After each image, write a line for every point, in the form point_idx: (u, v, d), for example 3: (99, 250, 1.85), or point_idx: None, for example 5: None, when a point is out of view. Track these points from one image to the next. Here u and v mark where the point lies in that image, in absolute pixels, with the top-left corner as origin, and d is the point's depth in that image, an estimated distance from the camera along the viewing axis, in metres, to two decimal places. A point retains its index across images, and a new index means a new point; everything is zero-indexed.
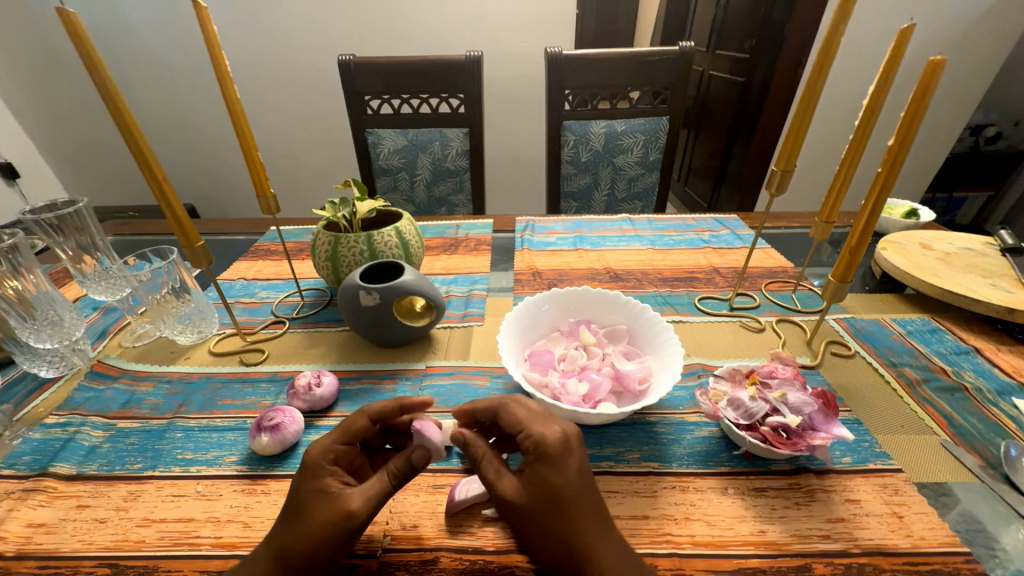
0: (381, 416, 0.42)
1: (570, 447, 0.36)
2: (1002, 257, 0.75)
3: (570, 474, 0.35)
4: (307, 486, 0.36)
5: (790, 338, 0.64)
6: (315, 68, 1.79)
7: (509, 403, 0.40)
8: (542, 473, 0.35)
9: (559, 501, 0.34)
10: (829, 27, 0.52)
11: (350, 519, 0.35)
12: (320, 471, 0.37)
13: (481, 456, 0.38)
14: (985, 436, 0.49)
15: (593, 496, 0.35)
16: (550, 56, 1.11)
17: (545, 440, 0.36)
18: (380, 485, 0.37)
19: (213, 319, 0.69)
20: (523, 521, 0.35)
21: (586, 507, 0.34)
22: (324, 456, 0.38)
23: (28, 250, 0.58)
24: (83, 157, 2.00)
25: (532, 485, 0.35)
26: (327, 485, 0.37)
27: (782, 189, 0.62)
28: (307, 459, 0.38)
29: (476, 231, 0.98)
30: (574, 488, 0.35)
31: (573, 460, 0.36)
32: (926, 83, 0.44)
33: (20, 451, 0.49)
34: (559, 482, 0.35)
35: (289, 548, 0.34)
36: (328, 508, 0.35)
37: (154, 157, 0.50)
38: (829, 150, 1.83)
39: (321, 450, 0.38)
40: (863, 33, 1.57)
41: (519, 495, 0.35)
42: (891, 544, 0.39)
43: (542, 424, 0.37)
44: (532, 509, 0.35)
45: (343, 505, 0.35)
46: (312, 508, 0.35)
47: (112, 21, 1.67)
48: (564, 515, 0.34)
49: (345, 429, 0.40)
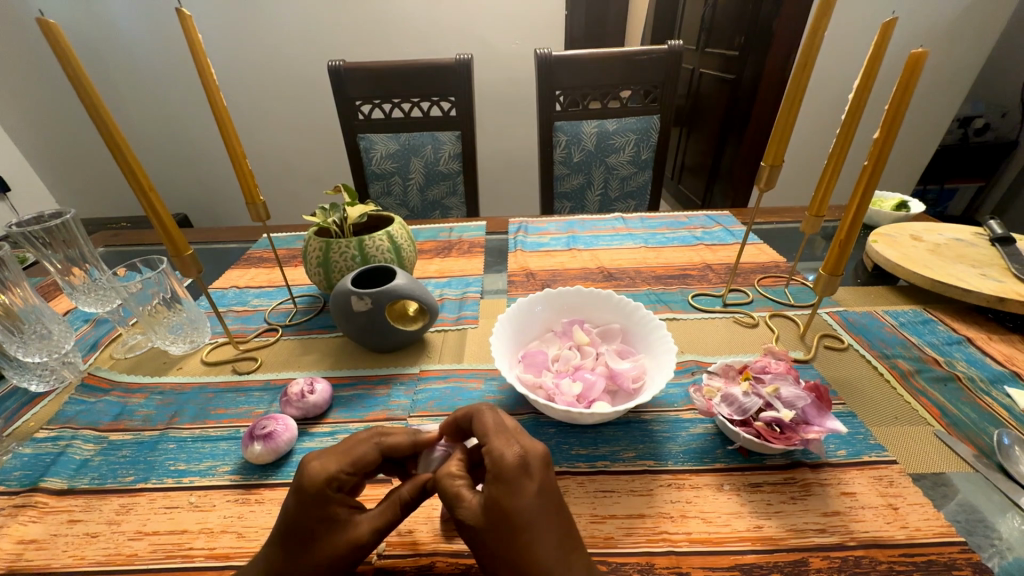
0: (391, 448, 0.40)
1: (530, 466, 0.34)
2: (992, 247, 0.75)
3: (527, 494, 0.33)
4: (311, 516, 0.35)
5: (783, 332, 0.65)
6: (305, 74, 1.79)
7: (481, 411, 0.39)
8: (497, 495, 0.33)
9: (515, 524, 0.32)
10: (812, 22, 0.52)
11: (359, 548, 0.35)
12: (325, 500, 0.35)
13: (446, 474, 0.36)
14: (979, 425, 0.49)
15: (554, 519, 0.33)
16: (540, 57, 1.11)
17: (503, 459, 0.34)
18: (388, 515, 0.37)
19: (205, 328, 0.68)
20: (480, 546, 0.33)
21: (547, 531, 0.32)
22: (329, 485, 0.35)
23: (15, 263, 0.58)
24: (73, 167, 1.99)
25: (489, 506, 0.33)
26: (333, 513, 0.35)
27: (771, 184, 0.62)
28: (310, 488, 0.35)
29: (470, 233, 0.98)
30: (532, 512, 0.32)
31: (532, 479, 0.33)
32: (909, 76, 0.44)
33: (10, 467, 0.48)
34: (516, 504, 0.32)
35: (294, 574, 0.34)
36: (335, 537, 0.35)
37: (141, 168, 0.50)
38: (820, 145, 1.85)
39: (325, 479, 0.35)
40: (850, 28, 1.58)
41: (477, 517, 0.33)
42: (888, 536, 0.39)
43: (502, 438, 0.36)
44: (489, 533, 0.32)
45: (352, 535, 0.35)
46: (320, 537, 0.35)
47: (101, 32, 1.67)
48: (521, 538, 0.32)
49: (354, 458, 0.38)
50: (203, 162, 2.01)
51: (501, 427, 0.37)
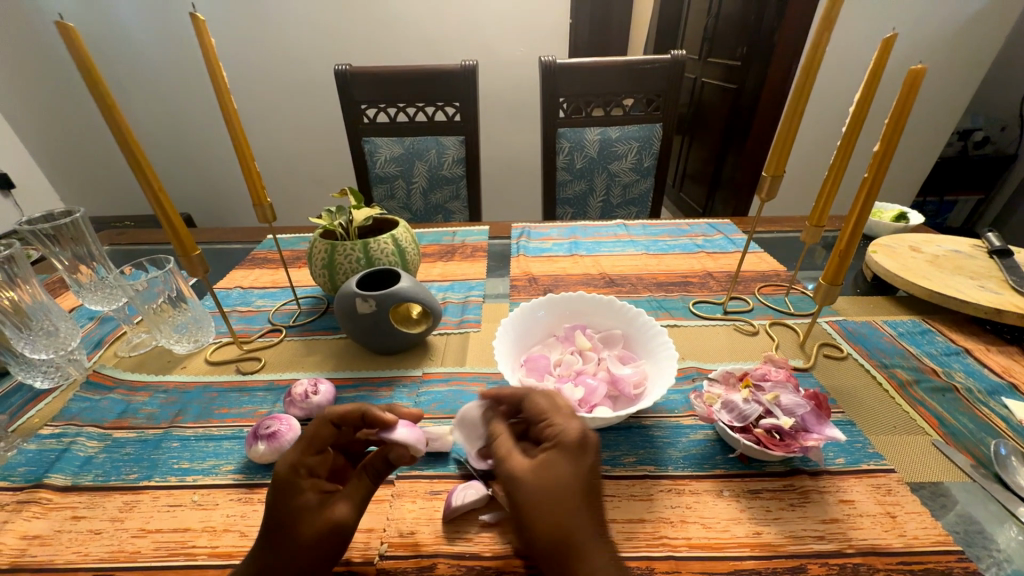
0: (342, 419, 0.40)
1: (588, 446, 0.36)
2: (990, 259, 0.76)
3: (581, 469, 0.35)
4: (286, 505, 0.36)
5: (784, 341, 0.65)
6: (311, 78, 1.80)
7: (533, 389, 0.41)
8: (551, 460, 0.35)
9: (562, 490, 0.34)
10: (813, 37, 0.53)
11: (342, 526, 0.36)
12: (296, 488, 0.36)
13: (501, 436, 0.39)
14: (976, 436, 0.49)
15: (592, 500, 0.34)
16: (544, 65, 1.12)
17: (565, 431, 0.36)
18: (362, 490, 0.39)
19: (209, 327, 0.69)
20: (521, 506, 0.34)
21: (587, 506, 0.34)
22: (297, 472, 0.37)
23: (25, 260, 0.58)
24: (78, 166, 2.00)
25: (543, 470, 0.35)
26: (306, 500, 0.36)
27: (772, 194, 0.62)
28: (279, 477, 0.37)
29: (472, 238, 0.98)
30: (580, 484, 0.34)
31: (589, 458, 0.35)
32: (909, 90, 0.45)
33: (14, 463, 0.49)
34: (571, 474, 0.34)
35: (278, 568, 0.34)
36: (314, 521, 0.36)
37: (152, 170, 0.50)
38: (822, 155, 1.86)
39: (292, 466, 0.37)
40: (850, 42, 1.60)
41: (525, 474, 0.35)
42: (885, 544, 0.39)
43: (563, 415, 0.38)
44: (535, 494, 0.34)
45: (331, 514, 0.36)
46: (297, 525, 0.35)
47: (111, 34, 1.69)
48: (563, 507, 0.33)
49: (311, 440, 0.38)
50: (208, 163, 2.02)
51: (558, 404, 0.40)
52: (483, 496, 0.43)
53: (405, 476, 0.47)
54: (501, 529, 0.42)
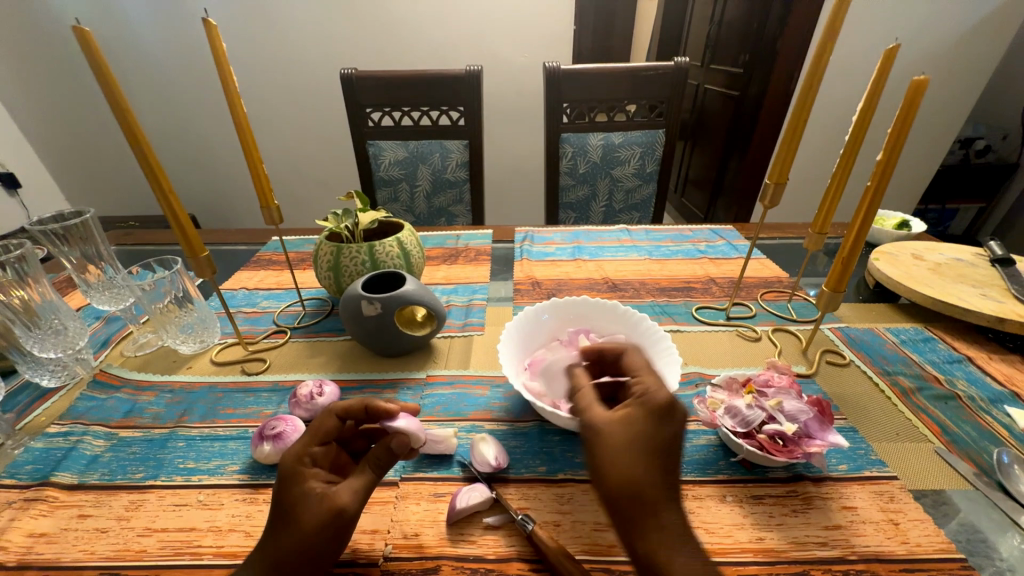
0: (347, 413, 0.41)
1: (675, 407, 0.37)
2: (992, 267, 0.76)
3: (661, 424, 0.36)
4: (289, 493, 0.36)
5: (786, 347, 0.65)
6: (317, 82, 1.82)
7: (633, 349, 0.44)
8: (631, 411, 0.37)
9: (637, 438, 0.35)
10: (817, 47, 0.54)
11: (343, 514, 0.36)
12: (300, 477, 0.37)
13: (590, 388, 0.42)
14: (979, 444, 0.50)
15: (670, 456, 0.35)
16: (548, 71, 1.13)
17: (650, 390, 0.38)
18: (365, 479, 0.38)
19: (215, 328, 0.69)
20: (599, 448, 0.36)
21: (661, 459, 0.34)
22: (301, 461, 0.38)
23: (35, 259, 0.58)
24: (84, 166, 2.02)
25: (628, 422, 0.36)
26: (309, 488, 0.37)
27: (775, 201, 0.63)
28: (284, 467, 0.37)
29: (476, 241, 0.99)
30: (658, 436, 0.35)
31: (674, 422, 0.36)
32: (912, 100, 0.45)
33: (21, 461, 0.49)
34: (651, 431, 0.36)
35: (282, 553, 0.34)
36: (316, 508, 0.36)
37: (163, 172, 0.51)
38: (824, 162, 1.87)
39: (296, 456, 0.38)
40: (852, 50, 1.61)
41: (610, 420, 0.37)
42: (888, 551, 0.39)
43: (656, 378, 0.40)
44: (616, 440, 0.36)
45: (332, 502, 0.36)
46: (300, 511, 0.36)
47: (120, 36, 1.71)
48: (642, 458, 0.34)
49: (315, 430, 0.39)
50: (213, 165, 2.03)
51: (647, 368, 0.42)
52: (488, 499, 0.43)
53: (409, 477, 0.47)
54: (504, 531, 0.42)
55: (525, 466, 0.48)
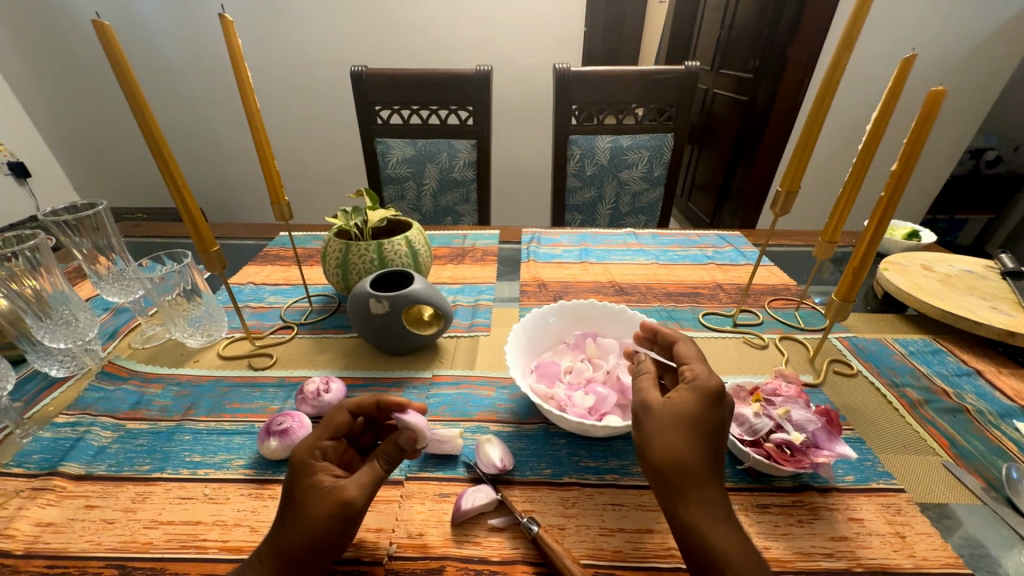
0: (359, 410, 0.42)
1: (723, 396, 0.38)
2: (1003, 280, 0.76)
3: (713, 410, 0.37)
4: (300, 485, 0.37)
5: (793, 356, 0.65)
6: (326, 78, 1.82)
7: (686, 339, 0.46)
8: (687, 394, 0.38)
9: (689, 421, 0.37)
10: (833, 56, 0.53)
11: (350, 506, 0.36)
12: (311, 469, 0.37)
13: (643, 369, 0.43)
14: (987, 459, 0.49)
15: (715, 443, 0.37)
16: (558, 72, 1.13)
17: (703, 376, 0.40)
18: (373, 473, 0.38)
19: (222, 322, 0.69)
20: (652, 424, 0.38)
21: (710, 444, 0.36)
22: (312, 454, 0.38)
23: (48, 249, 0.58)
24: (93, 157, 2.03)
25: (682, 403, 0.38)
26: (319, 480, 0.37)
27: (786, 209, 0.62)
28: (295, 460, 0.38)
29: (483, 242, 0.99)
30: (709, 422, 0.37)
31: (722, 409, 0.38)
32: (928, 111, 0.45)
33: (30, 450, 0.49)
34: (704, 414, 0.37)
35: (291, 543, 0.35)
36: (324, 500, 0.36)
37: (176, 165, 0.51)
38: (833, 170, 1.86)
39: (308, 449, 0.38)
40: (864, 58, 1.60)
41: (665, 401, 0.38)
42: (894, 564, 0.39)
43: (706, 366, 0.41)
44: (669, 419, 0.37)
45: (339, 495, 0.36)
46: (309, 503, 0.36)
47: (132, 29, 1.72)
48: (695, 439, 0.36)
49: (328, 424, 0.40)
50: (220, 159, 2.04)
51: (699, 357, 0.43)
52: (493, 501, 0.43)
53: (414, 477, 0.47)
54: (510, 534, 0.42)
55: (530, 468, 0.48)
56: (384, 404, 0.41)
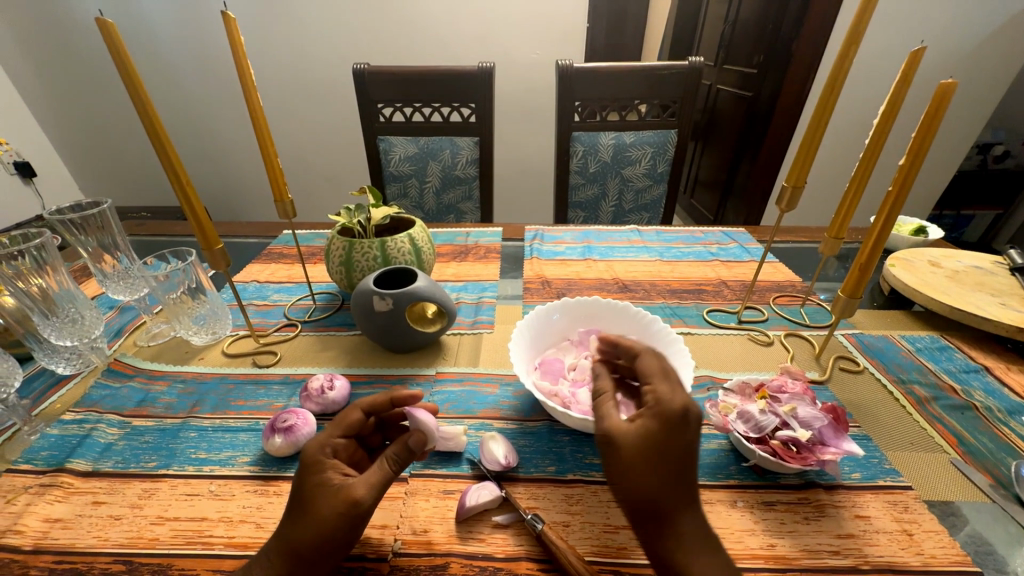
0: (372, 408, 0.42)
1: (690, 420, 0.34)
2: (1012, 276, 0.75)
3: (679, 440, 0.34)
4: (309, 480, 0.37)
5: (799, 353, 0.65)
6: (330, 76, 1.82)
7: (650, 350, 0.41)
8: (649, 426, 0.34)
9: (652, 456, 0.33)
10: (842, 48, 0.52)
11: (358, 506, 0.36)
12: (320, 466, 0.38)
13: (604, 390, 0.39)
14: (995, 456, 0.49)
15: (688, 471, 0.33)
16: (561, 68, 1.12)
17: (667, 400, 0.35)
18: (382, 473, 0.38)
19: (226, 319, 0.69)
20: (615, 459, 0.35)
21: (679, 476, 0.33)
22: (322, 451, 0.39)
23: (54, 248, 0.58)
24: (97, 156, 2.04)
25: (640, 434, 0.34)
26: (328, 477, 0.37)
27: (792, 205, 0.62)
28: (305, 456, 0.38)
29: (486, 239, 0.99)
30: (675, 455, 0.33)
31: (687, 432, 0.34)
32: (937, 106, 0.45)
33: (37, 447, 0.50)
34: (668, 445, 0.33)
35: (298, 541, 0.35)
36: (332, 497, 0.36)
37: (180, 163, 0.51)
38: (837, 166, 1.84)
39: (318, 446, 0.39)
40: (871, 53, 1.59)
41: (623, 433, 0.35)
42: (902, 562, 0.39)
43: (671, 384, 0.37)
44: (631, 455, 0.34)
45: (349, 493, 0.36)
46: (317, 502, 0.36)
47: (135, 27, 1.72)
48: (656, 472, 0.33)
49: (340, 423, 0.41)
50: (223, 157, 2.05)
51: (665, 371, 0.38)
52: (497, 498, 0.43)
53: (419, 474, 0.47)
54: (514, 531, 0.42)
55: (534, 465, 0.48)
56: (398, 397, 0.43)
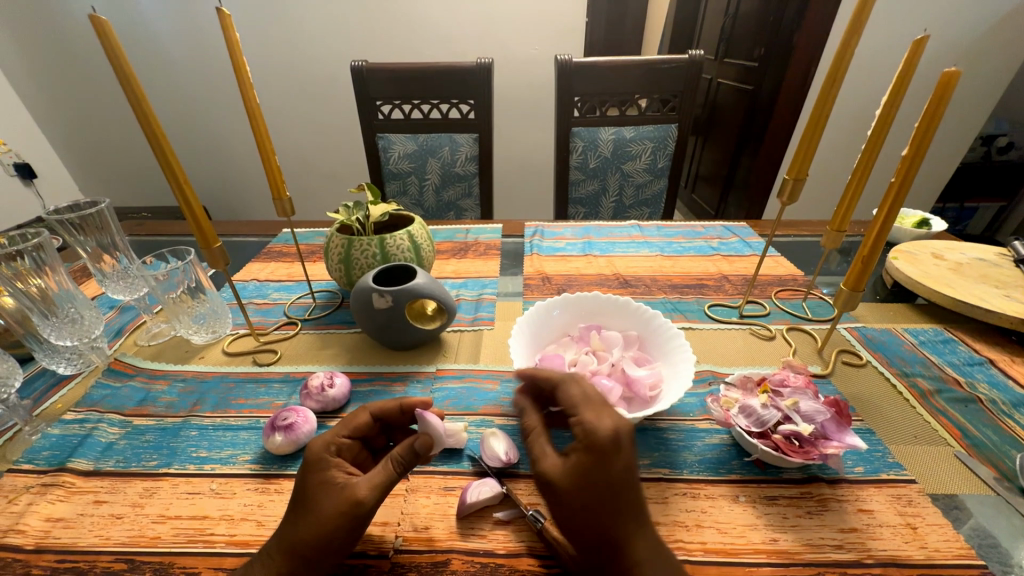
0: (383, 414, 0.43)
1: (621, 445, 0.34)
2: (1016, 268, 0.74)
3: (615, 468, 0.34)
4: (312, 478, 0.37)
5: (801, 347, 0.64)
6: (328, 73, 1.82)
7: (570, 381, 0.41)
8: (583, 461, 0.34)
9: (592, 491, 0.34)
10: (843, 38, 0.52)
11: (360, 506, 0.36)
12: (324, 464, 0.38)
13: (532, 428, 0.41)
14: (1000, 449, 0.48)
15: (634, 495, 0.34)
16: (560, 63, 1.12)
17: (594, 430, 0.35)
18: (386, 474, 0.37)
19: (226, 319, 0.70)
20: (558, 502, 0.35)
21: (625, 502, 0.33)
22: (326, 449, 0.39)
23: (53, 249, 0.58)
24: (96, 156, 2.04)
25: (574, 471, 0.35)
26: (331, 476, 0.37)
27: (794, 197, 0.61)
28: (309, 453, 0.38)
29: (486, 236, 0.98)
30: (614, 483, 0.33)
31: (620, 457, 0.34)
32: (941, 95, 0.44)
33: (39, 447, 0.50)
34: (606, 476, 0.34)
35: (300, 539, 0.35)
36: (334, 497, 0.36)
37: (176, 159, 0.51)
38: (839, 159, 1.83)
39: (324, 444, 0.39)
40: (873, 44, 1.57)
41: (559, 473, 0.36)
42: (906, 556, 0.38)
43: (595, 412, 0.37)
44: (570, 495, 0.34)
45: (352, 493, 0.36)
46: (320, 500, 0.36)
47: (133, 27, 1.71)
48: (604, 506, 0.33)
49: (347, 424, 0.41)
50: (222, 157, 2.05)
51: (588, 400, 0.38)
52: (498, 494, 0.43)
53: (420, 471, 0.47)
54: (515, 527, 0.42)
55: None
56: (406, 405, 0.43)
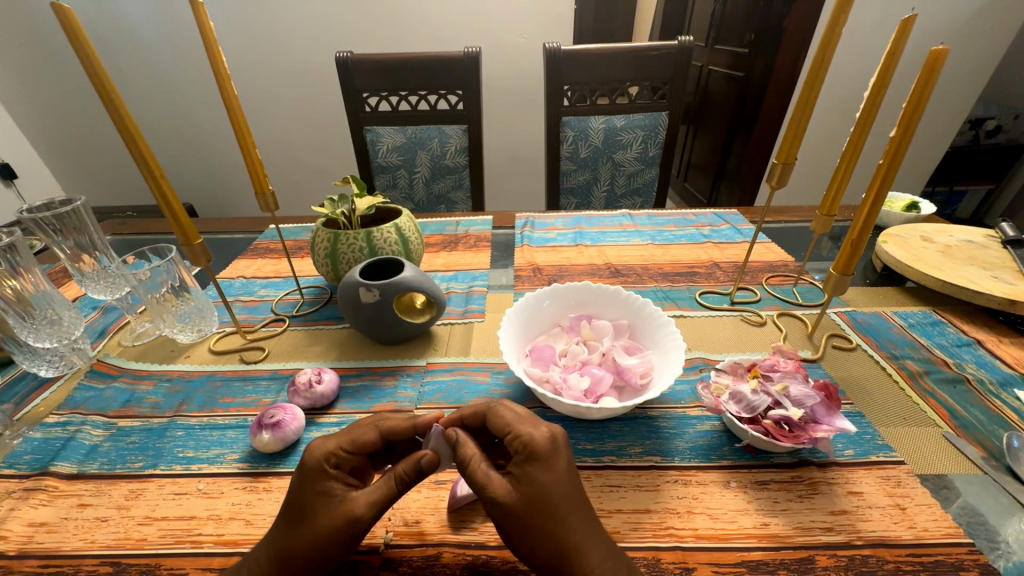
0: (393, 432, 0.41)
1: (559, 450, 0.36)
2: (1003, 249, 0.75)
3: (560, 474, 0.35)
4: (309, 490, 0.36)
5: (791, 332, 0.64)
6: (313, 65, 1.78)
7: (494, 405, 0.41)
8: (532, 473, 0.35)
9: (546, 503, 0.34)
10: (830, 17, 0.51)
11: (357, 523, 0.35)
12: (323, 476, 0.37)
13: (470, 457, 0.38)
14: (987, 428, 0.49)
15: (580, 497, 0.35)
16: (549, 51, 1.10)
17: (533, 440, 0.36)
18: (387, 491, 0.37)
19: (212, 317, 0.68)
20: (512, 522, 0.34)
21: (575, 506, 0.34)
22: (327, 460, 0.37)
23: (26, 249, 0.58)
24: (77, 155, 1.99)
25: (522, 485, 0.35)
26: (330, 488, 0.36)
27: (783, 182, 0.61)
28: (309, 461, 0.37)
29: (476, 228, 0.97)
30: (562, 490, 0.35)
31: (561, 461, 0.36)
32: (928, 73, 0.44)
33: (20, 451, 0.49)
34: (556, 483, 0.35)
35: (293, 550, 0.34)
36: (331, 511, 0.35)
37: (152, 155, 0.49)
38: (830, 144, 1.83)
39: (324, 455, 0.37)
40: (863, 26, 1.56)
41: (509, 492, 0.35)
42: (895, 536, 0.39)
43: (530, 425, 0.38)
44: (523, 510, 0.34)
45: (350, 509, 0.35)
46: (316, 512, 0.35)
47: (108, 20, 1.67)
48: (555, 516, 0.34)
49: (354, 437, 0.39)
50: (207, 153, 2.01)
51: (519, 417, 0.40)
52: None
53: None
54: None
55: None
56: (419, 423, 0.42)
